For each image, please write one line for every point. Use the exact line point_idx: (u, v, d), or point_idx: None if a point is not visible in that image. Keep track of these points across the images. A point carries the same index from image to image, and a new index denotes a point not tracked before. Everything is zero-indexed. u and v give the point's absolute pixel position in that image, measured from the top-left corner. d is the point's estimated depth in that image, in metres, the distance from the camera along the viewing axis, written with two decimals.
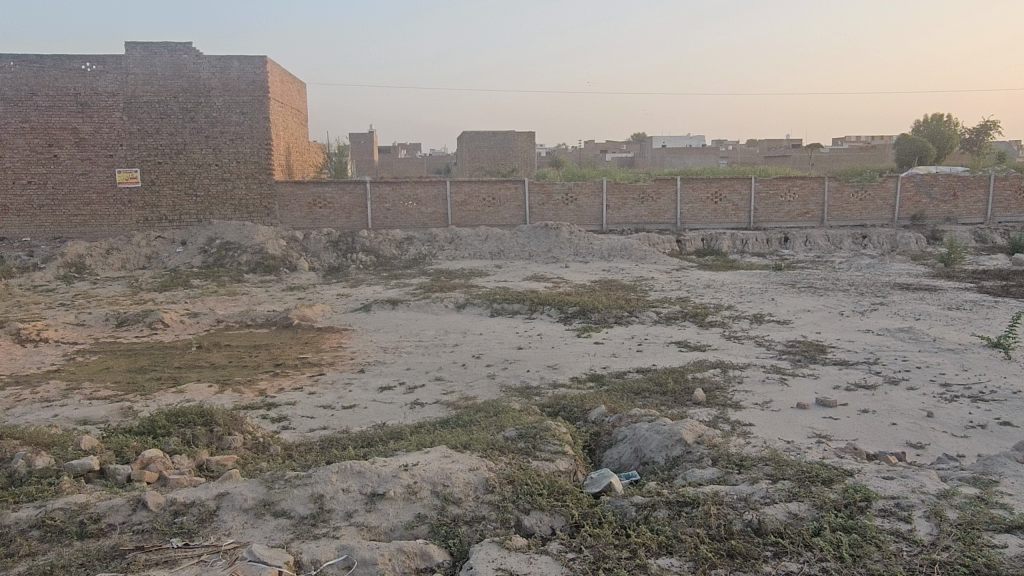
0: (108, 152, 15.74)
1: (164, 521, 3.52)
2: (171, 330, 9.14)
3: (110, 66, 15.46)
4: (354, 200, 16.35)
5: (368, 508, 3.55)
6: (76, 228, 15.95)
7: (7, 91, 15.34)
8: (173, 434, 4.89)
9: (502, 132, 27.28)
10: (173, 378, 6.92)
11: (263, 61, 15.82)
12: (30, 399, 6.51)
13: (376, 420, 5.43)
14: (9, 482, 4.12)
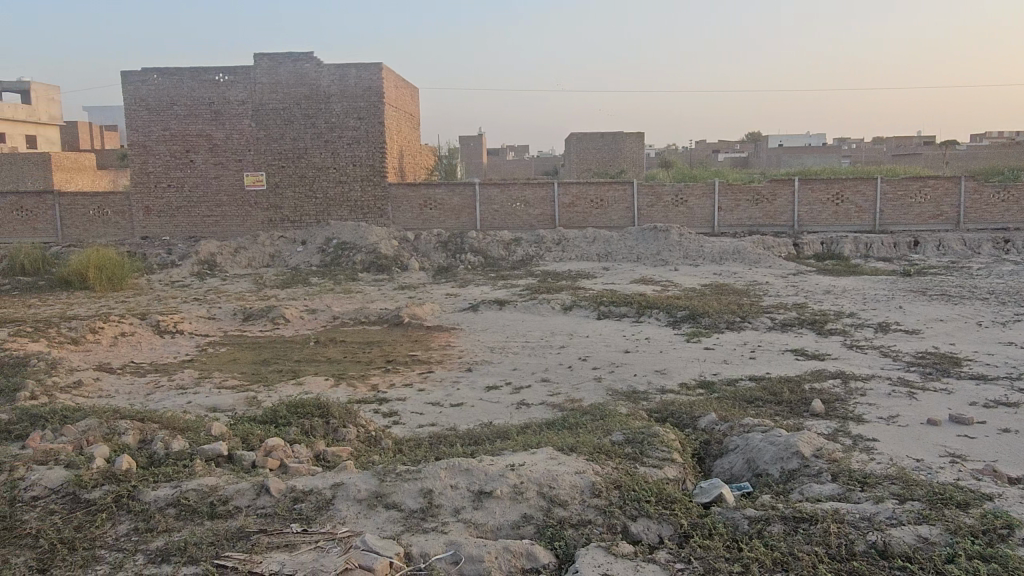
0: (238, 157, 16.80)
1: (285, 506, 3.71)
2: (292, 325, 9.64)
3: (240, 76, 16.49)
4: (464, 202, 16.67)
5: (475, 505, 3.60)
6: (209, 228, 17.11)
7: (151, 102, 16.68)
8: (293, 424, 5.15)
9: (611, 133, 27.07)
10: (292, 372, 7.30)
11: (379, 67, 16.40)
12: (167, 386, 7.05)
13: (484, 419, 5.52)
14: (149, 463, 4.48)
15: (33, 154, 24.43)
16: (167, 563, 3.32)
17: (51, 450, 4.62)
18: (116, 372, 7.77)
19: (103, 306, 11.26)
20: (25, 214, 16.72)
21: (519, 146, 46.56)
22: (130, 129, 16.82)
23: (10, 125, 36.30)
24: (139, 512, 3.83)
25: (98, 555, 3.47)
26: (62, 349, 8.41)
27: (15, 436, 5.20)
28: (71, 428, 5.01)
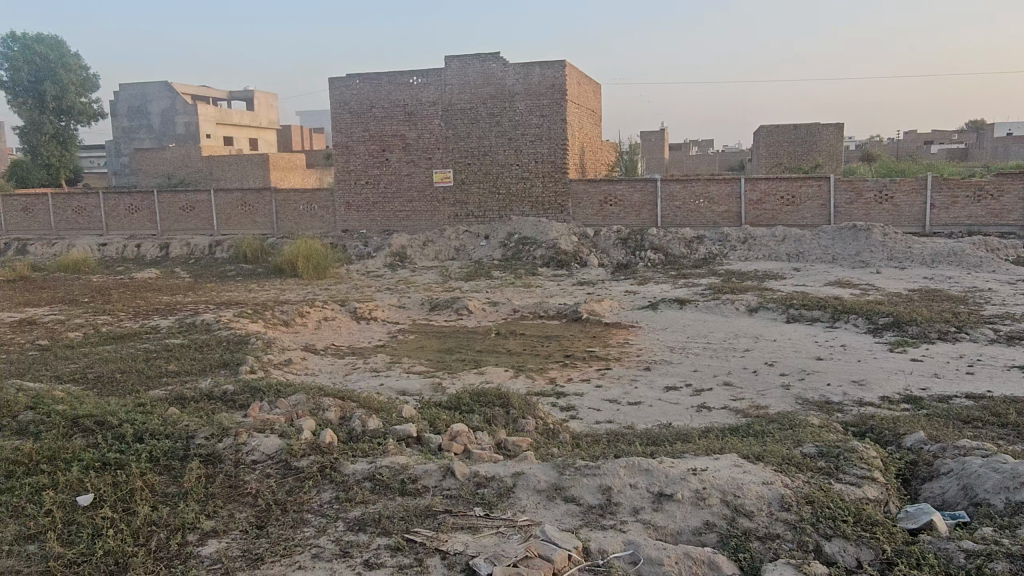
0: (428, 155, 17.76)
1: (469, 490, 3.87)
2: (474, 316, 10.05)
3: (432, 78, 17.39)
4: (645, 198, 16.41)
5: (656, 507, 3.55)
6: (401, 222, 18.25)
7: (354, 106, 18.08)
8: (475, 412, 5.37)
9: (805, 125, 25.41)
10: (475, 361, 7.60)
11: (562, 64, 16.56)
12: (363, 368, 7.64)
13: (663, 419, 5.42)
14: (348, 438, 4.87)
15: (256, 155, 27.45)
16: (364, 532, 3.59)
17: (268, 420, 5.17)
18: (320, 352, 8.53)
19: (310, 292, 12.41)
20: (247, 208, 18.82)
21: (703, 141, 45.09)
22: (336, 131, 18.36)
23: (238, 129, 40.98)
24: (340, 482, 4.19)
25: (305, 518, 3.84)
26: (276, 330, 9.38)
27: (239, 405, 5.89)
28: (284, 402, 5.58)
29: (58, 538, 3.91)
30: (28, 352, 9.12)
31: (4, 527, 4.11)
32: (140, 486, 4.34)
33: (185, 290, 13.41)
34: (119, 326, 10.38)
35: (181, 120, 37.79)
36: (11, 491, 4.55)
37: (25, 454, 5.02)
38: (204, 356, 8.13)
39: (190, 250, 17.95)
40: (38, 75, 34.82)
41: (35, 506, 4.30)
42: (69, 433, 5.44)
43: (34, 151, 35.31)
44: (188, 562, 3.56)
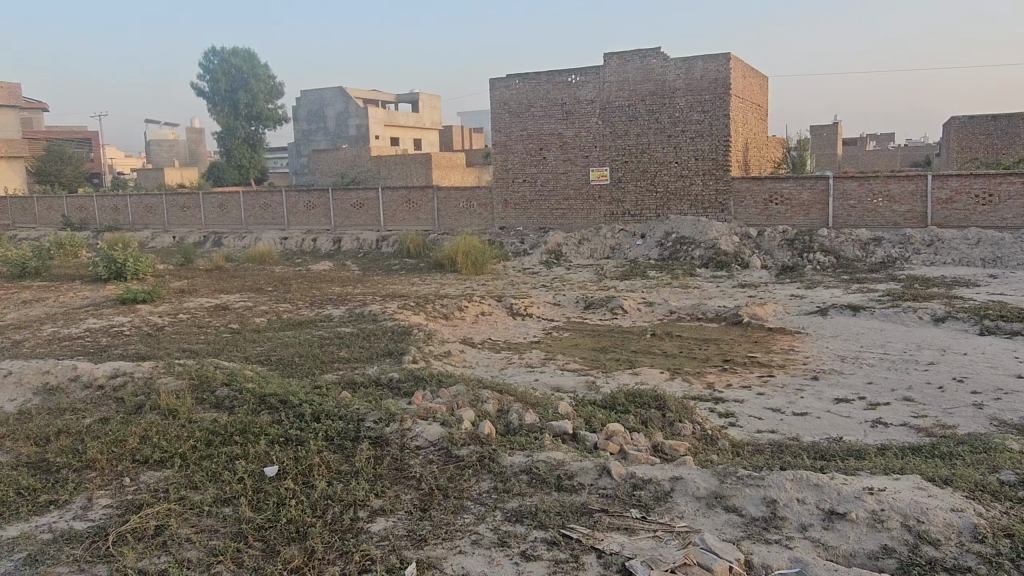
0: (585, 153, 17.80)
1: (625, 491, 3.86)
2: (629, 315, 9.96)
3: (591, 76, 17.42)
4: (815, 196, 15.44)
5: (826, 525, 3.35)
6: (557, 220, 18.42)
7: (513, 105, 18.51)
8: (631, 413, 5.33)
9: (1007, 115, 22.83)
10: (629, 361, 7.53)
11: (727, 57, 15.98)
12: (519, 363, 7.81)
13: (832, 433, 5.09)
14: (506, 431, 5.00)
15: (419, 155, 28.81)
16: (522, 524, 3.68)
17: (430, 408, 5.42)
18: (477, 346, 8.81)
19: (468, 287, 12.85)
20: (411, 205, 19.75)
21: (883, 136, 41.75)
22: (495, 131, 18.89)
23: (404, 130, 43.13)
24: (498, 473, 4.31)
25: (465, 505, 4.00)
26: (436, 322, 9.81)
27: (404, 392, 6.23)
28: (445, 391, 5.83)
29: (248, 504, 4.34)
30: (223, 334, 10.16)
31: (204, 490, 4.62)
32: (318, 462, 4.72)
33: (355, 282, 14.34)
34: (298, 313, 11.30)
35: (353, 123, 40.32)
36: (211, 458, 5.10)
37: (222, 426, 5.61)
38: (371, 345, 8.66)
39: (359, 245, 19.16)
40: (234, 84, 39.01)
41: (230, 473, 4.80)
42: (257, 409, 6.01)
43: (229, 152, 39.06)
44: (360, 536, 3.82)
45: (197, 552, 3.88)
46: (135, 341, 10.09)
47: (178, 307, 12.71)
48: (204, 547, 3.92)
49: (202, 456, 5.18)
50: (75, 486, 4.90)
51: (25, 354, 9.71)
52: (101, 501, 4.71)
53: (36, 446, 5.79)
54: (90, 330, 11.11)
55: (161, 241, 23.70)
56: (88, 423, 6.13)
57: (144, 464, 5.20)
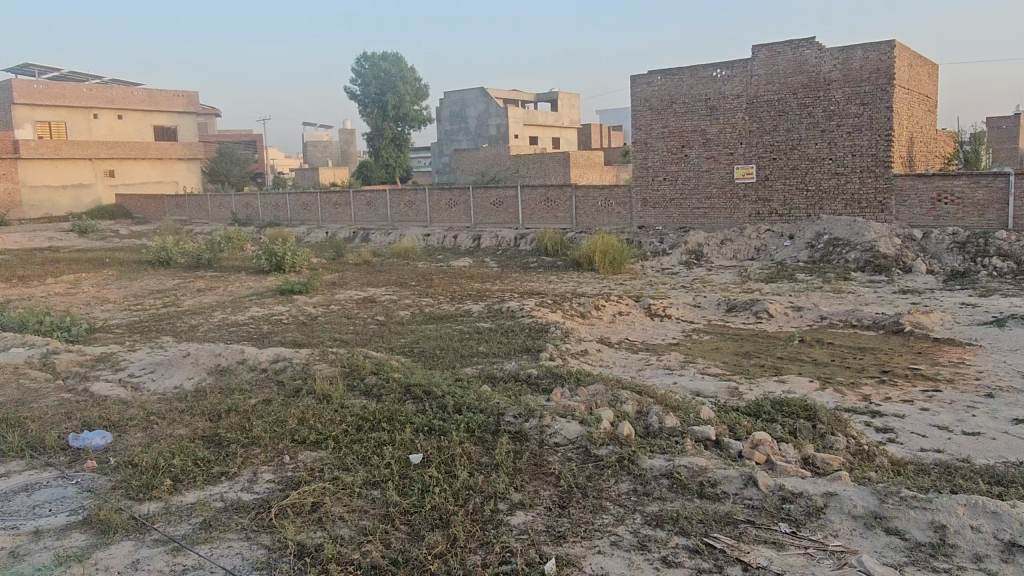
0: (730, 150, 17.20)
1: (773, 503, 3.70)
2: (775, 320, 9.53)
3: (738, 70, 16.80)
4: (991, 195, 13.82)
5: (1005, 558, 3.06)
6: (699, 220, 17.91)
7: (655, 102, 18.22)
8: (778, 422, 5.09)
9: None
10: (775, 368, 7.20)
11: (890, 44, 14.89)
12: (657, 364, 7.67)
13: (1011, 457, 4.62)
14: (645, 433, 4.93)
15: (558, 154, 28.98)
16: (662, 529, 3.62)
17: (569, 406, 5.45)
18: (614, 346, 8.74)
19: (606, 287, 12.78)
20: (549, 203, 19.84)
21: None
22: (636, 129, 18.67)
23: (543, 129, 43.48)
24: (637, 475, 4.27)
25: (604, 505, 3.99)
26: (574, 320, 9.84)
27: (542, 389, 6.29)
28: (584, 390, 5.84)
29: (395, 488, 4.55)
30: (370, 325, 10.72)
31: (355, 472, 4.89)
32: (460, 453, 4.87)
33: (493, 278, 14.65)
34: (440, 308, 11.72)
35: (494, 122, 41.11)
36: (360, 443, 5.40)
37: (370, 413, 5.92)
38: (509, 340, 8.83)
39: (498, 243, 19.56)
40: (382, 87, 40.90)
41: (378, 457, 5.05)
42: (402, 398, 6.29)
43: (377, 152, 41.05)
44: (500, 528, 3.90)
45: (349, 531, 4.12)
46: (293, 329, 10.86)
47: (330, 298, 13.56)
48: (355, 526, 4.15)
49: (353, 439, 5.49)
50: (242, 460, 5.35)
51: (200, 337, 10.72)
52: (265, 476, 5.11)
53: (210, 422, 6.37)
54: (254, 317, 12.08)
55: (315, 236, 25.35)
56: (254, 403, 6.67)
57: (302, 444, 5.58)
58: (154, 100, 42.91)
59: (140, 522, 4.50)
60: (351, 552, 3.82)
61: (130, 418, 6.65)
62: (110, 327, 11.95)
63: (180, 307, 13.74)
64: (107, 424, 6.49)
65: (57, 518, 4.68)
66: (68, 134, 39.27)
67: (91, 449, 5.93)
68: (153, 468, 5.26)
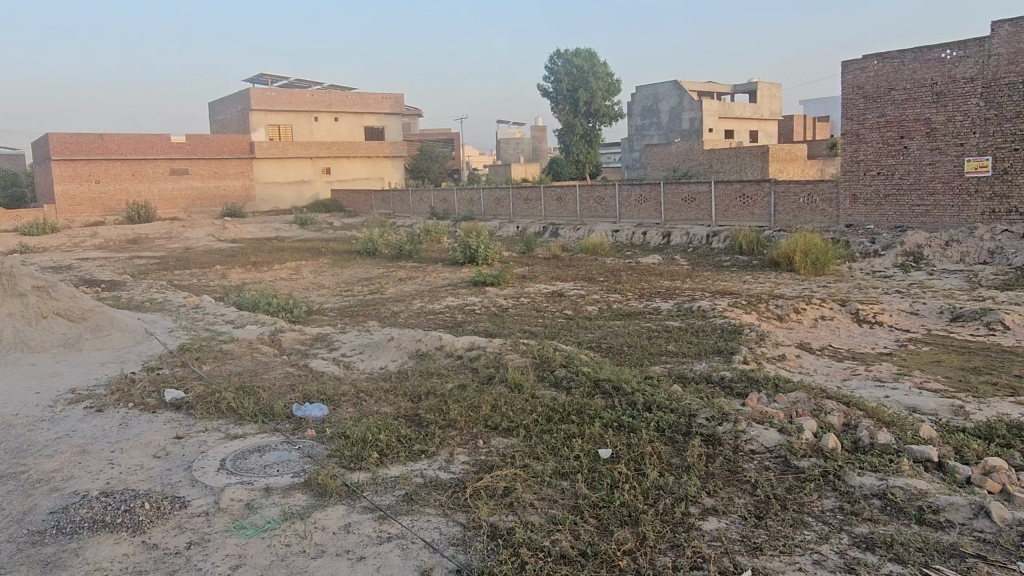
0: (960, 140, 15.41)
1: (1010, 539, 3.39)
2: (1011, 333, 8.41)
3: (972, 50, 15.04)
4: None
5: None
6: (918, 219, 16.21)
7: (869, 89, 16.80)
8: (1016, 448, 4.51)
9: None
10: (1011, 387, 6.36)
11: None
12: (865, 375, 7.09)
13: None
14: (853, 448, 4.58)
15: (756, 148, 27.54)
16: (873, 553, 3.39)
17: (767, 413, 5.20)
18: (815, 352, 8.18)
19: (807, 289, 12.01)
20: (746, 200, 18.95)
21: None
22: (846, 119, 17.28)
23: (740, 122, 41.62)
24: (844, 492, 4.00)
25: (806, 520, 3.77)
26: (770, 323, 9.35)
27: (737, 393, 6.04)
28: (784, 397, 5.53)
29: (584, 481, 4.60)
30: (558, 319, 10.90)
31: (545, 462, 5.00)
32: (650, 452, 4.82)
33: (683, 276, 14.30)
34: (628, 305, 11.65)
35: (688, 116, 40.00)
36: (550, 433, 5.51)
37: (561, 405, 6.03)
38: (701, 341, 8.58)
39: (689, 240, 19.07)
40: (574, 84, 41.28)
41: (568, 449, 5.13)
42: (591, 393, 6.34)
43: (567, 148, 41.81)
44: (691, 532, 3.81)
45: (539, 518, 4.23)
46: (485, 319, 11.34)
47: (520, 291, 13.96)
48: (544, 514, 4.26)
49: (542, 429, 5.62)
50: (440, 441, 5.67)
51: (403, 324, 11.52)
52: (460, 457, 5.38)
53: (412, 402, 6.83)
54: (449, 306, 12.74)
55: (507, 231, 26.24)
56: (450, 388, 7.05)
57: (495, 431, 5.81)
58: (364, 102, 46.48)
59: (351, 489, 4.93)
60: (542, 539, 3.92)
61: (343, 393, 7.31)
62: (325, 311, 13.19)
63: (384, 294, 14.83)
64: (323, 397, 7.18)
65: (283, 478, 5.25)
66: (293, 135, 43.84)
67: (311, 419, 6.59)
68: (362, 441, 5.74)
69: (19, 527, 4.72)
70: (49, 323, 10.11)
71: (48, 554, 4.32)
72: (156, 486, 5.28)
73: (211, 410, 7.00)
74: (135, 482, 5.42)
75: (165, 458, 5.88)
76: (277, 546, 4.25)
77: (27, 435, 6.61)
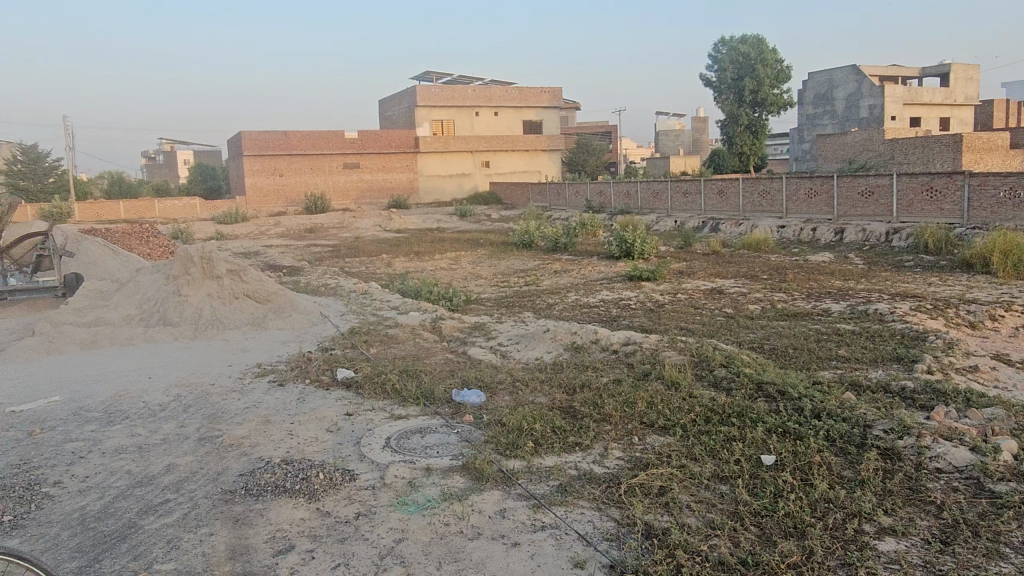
0: None
1: None
2: None
3: None
4: None
5: None
6: None
7: None
8: None
9: None
10: None
11: None
12: None
13: None
14: None
15: (947, 136, 25.00)
16: None
17: (955, 428, 4.76)
18: (1016, 365, 7.30)
19: (1005, 293, 10.77)
20: (933, 194, 17.31)
21: None
22: None
23: (928, 109, 37.99)
24: None
25: (1003, 553, 3.44)
26: (960, 331, 8.48)
27: (920, 405, 5.55)
28: (976, 413, 5.02)
29: (745, 487, 4.42)
30: (717, 317, 10.53)
31: (703, 463, 4.85)
32: (818, 461, 4.55)
33: (857, 276, 13.33)
34: (794, 304, 11.03)
35: (867, 103, 37.09)
36: (708, 434, 5.34)
37: (720, 406, 5.82)
38: (877, 346, 7.95)
39: (865, 237, 17.72)
40: (740, 72, 39.44)
41: (728, 452, 4.94)
42: (754, 396, 6.06)
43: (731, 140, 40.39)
44: (865, 551, 3.57)
45: (696, 521, 4.11)
46: (641, 314, 11.18)
47: (678, 287, 13.62)
48: (702, 518, 4.13)
49: (701, 430, 5.45)
50: (594, 434, 5.66)
51: (557, 316, 11.63)
52: (615, 452, 5.34)
53: (566, 394, 6.87)
54: (604, 300, 12.69)
55: (664, 225, 25.69)
56: (605, 382, 7.02)
57: (650, 428, 5.72)
58: (524, 96, 46.67)
59: (507, 475, 5.05)
60: (699, 542, 3.82)
61: (499, 381, 7.51)
62: (483, 300, 13.59)
63: (540, 286, 15.04)
64: (481, 384, 7.41)
65: (443, 460, 5.47)
66: (455, 130, 45.38)
67: (469, 405, 6.81)
68: (517, 429, 5.86)
69: (214, 485, 5.27)
70: (240, 303, 11.19)
71: (239, 512, 4.79)
72: (329, 457, 5.70)
73: (378, 391, 7.45)
74: (312, 452, 5.87)
75: (337, 432, 6.33)
76: (438, 524, 4.45)
77: (221, 403, 7.37)
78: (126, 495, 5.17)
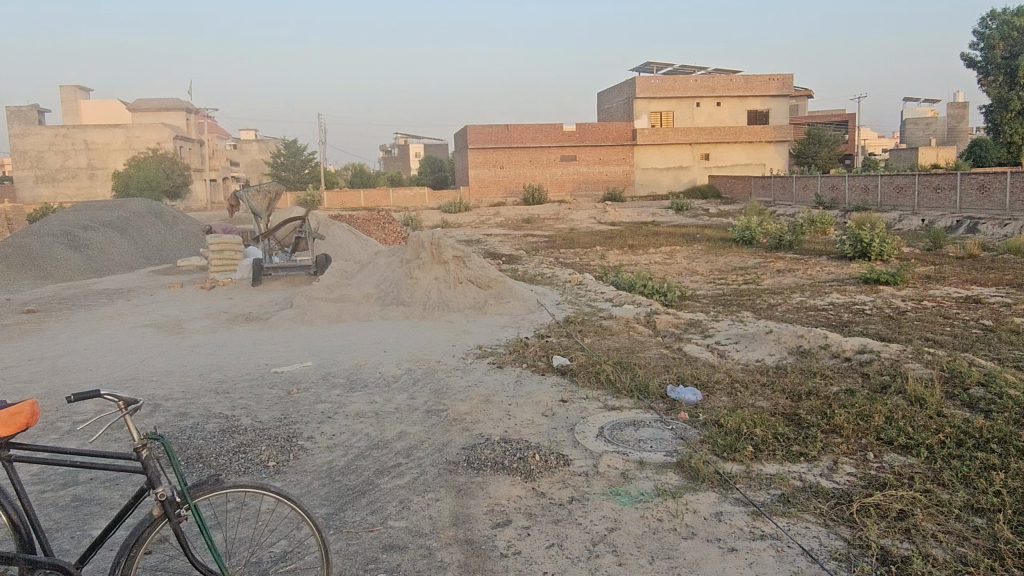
0: None
1: None
2: None
3: None
4: None
5: None
6: None
7: None
8: None
9: None
10: None
11: None
12: None
13: None
14: None
15: None
16: None
17: None
18: None
19: None
20: None
21: None
22: None
23: None
24: None
25: None
26: None
27: None
28: None
29: (1007, 524, 3.92)
30: (973, 329, 9.29)
31: (953, 491, 4.36)
32: None
33: None
34: None
35: None
36: (961, 459, 4.78)
37: (977, 429, 5.17)
38: None
39: None
40: (1013, 49, 34.30)
41: (985, 481, 4.41)
42: (1020, 422, 5.32)
43: (998, 128, 35.41)
44: None
45: (944, 554, 3.72)
46: (877, 321, 10.19)
47: (923, 293, 12.23)
48: (952, 550, 3.73)
49: (951, 453, 4.89)
50: (822, 446, 5.29)
51: (780, 317, 10.98)
52: (846, 467, 4.96)
53: (791, 400, 6.49)
54: (835, 304, 11.77)
55: (908, 225, 23.19)
56: (835, 392, 6.51)
57: (888, 445, 5.23)
58: (749, 85, 44.46)
59: (724, 478, 4.88)
60: None
61: (717, 381, 7.28)
62: (699, 297, 13.18)
63: (761, 285, 14.28)
64: (697, 382, 7.22)
65: (656, 455, 5.43)
66: (675, 122, 44.40)
67: (685, 402, 6.67)
68: (736, 432, 5.63)
69: (440, 455, 5.69)
70: (464, 288, 11.89)
71: (461, 483, 5.13)
72: (544, 441, 5.90)
73: (592, 380, 7.56)
74: (528, 434, 6.12)
75: (552, 417, 6.52)
76: (651, 518, 4.44)
77: (446, 379, 7.93)
78: (365, 455, 5.76)
